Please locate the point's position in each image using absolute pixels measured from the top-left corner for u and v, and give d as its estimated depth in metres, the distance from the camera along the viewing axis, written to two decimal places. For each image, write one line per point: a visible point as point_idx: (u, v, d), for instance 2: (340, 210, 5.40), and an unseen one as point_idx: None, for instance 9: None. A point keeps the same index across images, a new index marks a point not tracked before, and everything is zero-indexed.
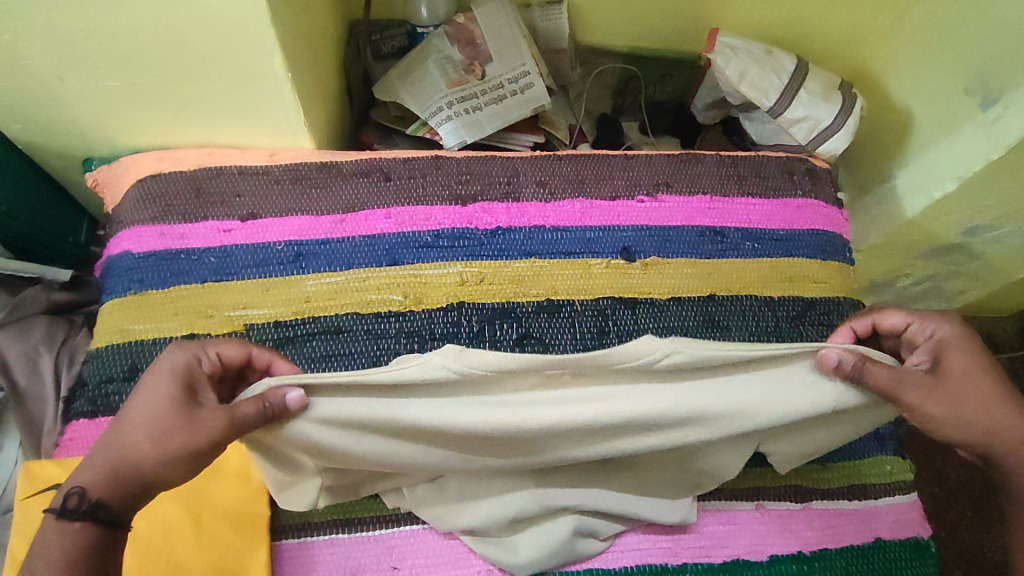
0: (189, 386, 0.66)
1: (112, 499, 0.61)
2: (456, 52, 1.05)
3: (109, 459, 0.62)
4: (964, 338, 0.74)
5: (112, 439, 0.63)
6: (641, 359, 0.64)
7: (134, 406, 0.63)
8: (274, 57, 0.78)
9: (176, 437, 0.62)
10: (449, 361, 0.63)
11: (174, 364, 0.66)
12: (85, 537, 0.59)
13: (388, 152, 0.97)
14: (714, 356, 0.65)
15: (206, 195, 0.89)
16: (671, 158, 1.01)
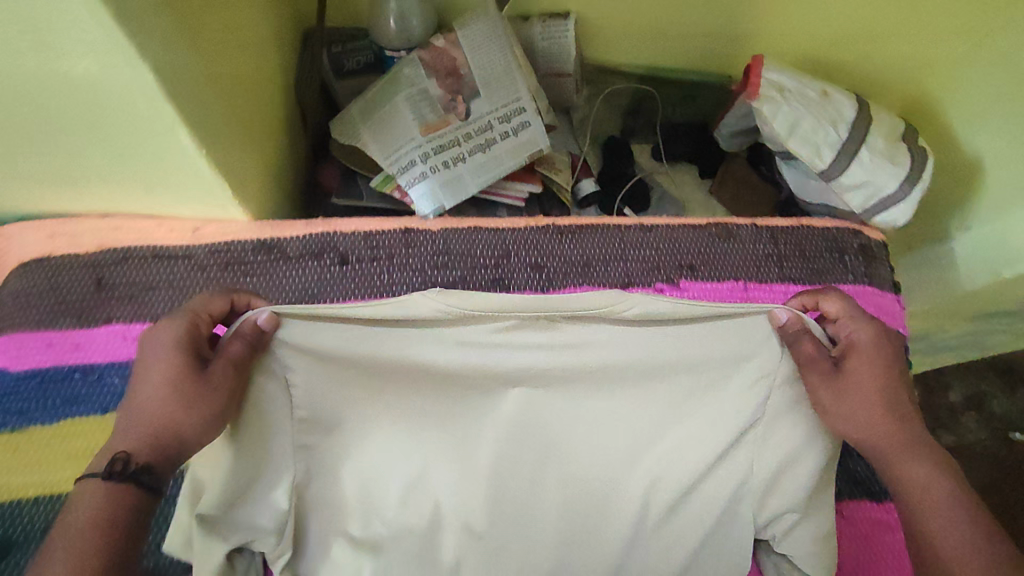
0: (190, 337, 0.54)
1: (148, 478, 0.50)
2: (434, 85, 0.83)
3: (130, 431, 0.51)
4: (890, 351, 0.57)
5: (129, 412, 0.52)
6: (629, 308, 0.56)
7: (147, 359, 0.53)
8: (181, 135, 0.57)
9: (193, 397, 0.52)
10: (439, 304, 0.55)
11: (168, 327, 0.54)
12: (122, 507, 0.48)
13: (345, 221, 0.77)
14: (682, 310, 0.56)
15: (111, 287, 0.70)
16: (697, 229, 0.82)
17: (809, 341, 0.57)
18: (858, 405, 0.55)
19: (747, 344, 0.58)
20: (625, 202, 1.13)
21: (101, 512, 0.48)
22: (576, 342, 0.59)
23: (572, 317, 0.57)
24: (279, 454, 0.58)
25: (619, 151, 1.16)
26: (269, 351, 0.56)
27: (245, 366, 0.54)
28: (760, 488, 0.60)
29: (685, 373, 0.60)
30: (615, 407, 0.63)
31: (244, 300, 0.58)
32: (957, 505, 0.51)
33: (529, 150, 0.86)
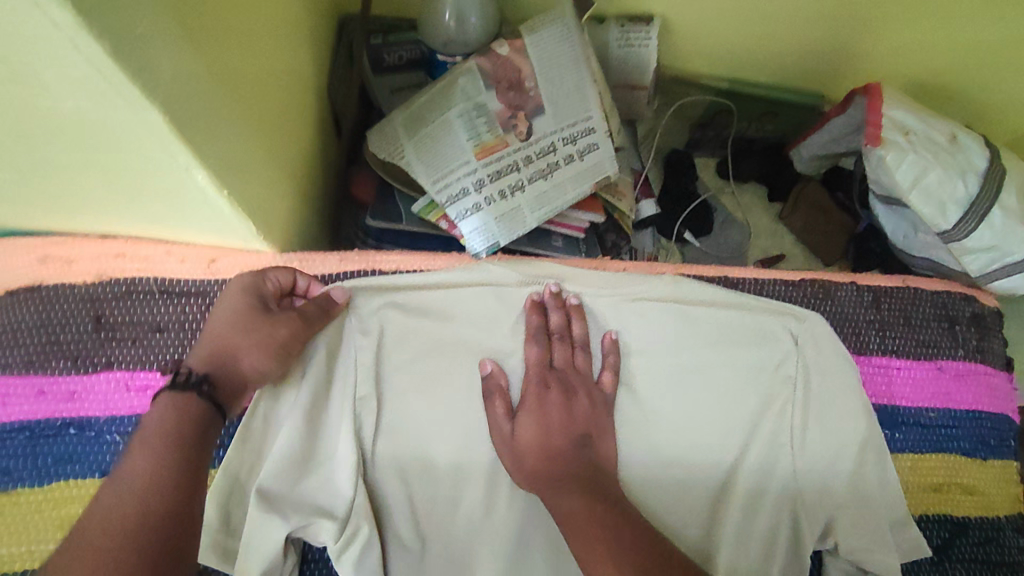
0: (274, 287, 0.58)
1: (209, 395, 0.51)
2: (494, 99, 0.71)
3: (200, 353, 0.53)
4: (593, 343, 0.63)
5: (203, 338, 0.54)
6: (631, 292, 0.65)
7: (224, 297, 0.56)
8: (195, 175, 0.46)
9: (264, 340, 0.55)
10: (501, 271, 0.65)
11: (243, 279, 0.57)
12: (185, 418, 0.50)
13: (383, 257, 0.66)
14: (716, 293, 0.67)
15: (112, 327, 0.60)
16: (788, 286, 0.70)
17: (500, 403, 0.60)
18: (532, 426, 0.59)
19: (762, 331, 0.67)
20: (686, 225, 1.02)
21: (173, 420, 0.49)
22: (637, 332, 0.65)
23: (593, 287, 0.65)
24: (334, 418, 0.59)
25: (681, 167, 1.04)
26: (351, 318, 0.61)
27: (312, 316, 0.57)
28: (831, 461, 0.64)
29: (725, 362, 0.66)
30: (680, 421, 0.64)
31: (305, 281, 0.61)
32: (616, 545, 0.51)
33: (595, 178, 0.74)
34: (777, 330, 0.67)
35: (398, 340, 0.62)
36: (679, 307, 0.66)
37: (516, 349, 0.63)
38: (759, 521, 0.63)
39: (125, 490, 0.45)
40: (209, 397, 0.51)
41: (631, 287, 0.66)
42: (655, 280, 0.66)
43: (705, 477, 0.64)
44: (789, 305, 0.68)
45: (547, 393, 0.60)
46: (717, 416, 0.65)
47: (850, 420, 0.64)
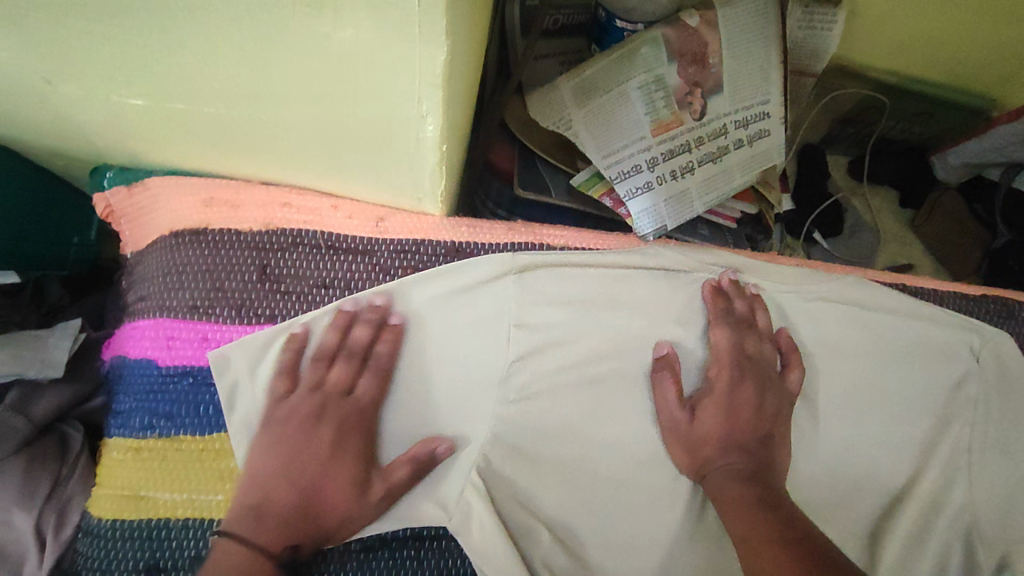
0: (315, 387, 0.56)
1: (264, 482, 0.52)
2: (673, 72, 0.66)
3: (267, 517, 0.51)
4: (772, 340, 0.60)
5: (292, 493, 0.52)
6: (814, 291, 0.62)
7: (317, 442, 0.53)
8: (426, 124, 0.43)
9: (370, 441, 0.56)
10: (675, 257, 0.62)
11: (336, 404, 0.55)
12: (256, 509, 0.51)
13: (549, 232, 0.62)
14: (898, 301, 0.63)
15: (277, 278, 0.57)
16: (966, 300, 0.65)
17: (671, 386, 0.58)
18: (712, 418, 0.56)
19: (943, 343, 0.62)
20: (816, 225, 0.96)
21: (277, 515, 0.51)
22: (815, 332, 0.62)
23: (773, 280, 0.63)
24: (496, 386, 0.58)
25: (817, 163, 0.99)
26: (524, 287, 0.59)
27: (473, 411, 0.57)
28: (1007, 486, 0.60)
29: (904, 372, 0.62)
30: (856, 432, 0.60)
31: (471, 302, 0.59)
32: (774, 537, 0.48)
33: (765, 165, 0.69)
34: (959, 345, 0.62)
35: (567, 313, 0.59)
36: (860, 311, 0.62)
37: (689, 336, 0.60)
38: (926, 545, 0.60)
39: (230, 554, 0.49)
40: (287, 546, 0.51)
41: (810, 287, 0.62)
42: (839, 280, 0.62)
43: (873, 492, 0.61)
44: (976, 321, 0.63)
45: (739, 382, 0.57)
46: (893, 429, 0.61)
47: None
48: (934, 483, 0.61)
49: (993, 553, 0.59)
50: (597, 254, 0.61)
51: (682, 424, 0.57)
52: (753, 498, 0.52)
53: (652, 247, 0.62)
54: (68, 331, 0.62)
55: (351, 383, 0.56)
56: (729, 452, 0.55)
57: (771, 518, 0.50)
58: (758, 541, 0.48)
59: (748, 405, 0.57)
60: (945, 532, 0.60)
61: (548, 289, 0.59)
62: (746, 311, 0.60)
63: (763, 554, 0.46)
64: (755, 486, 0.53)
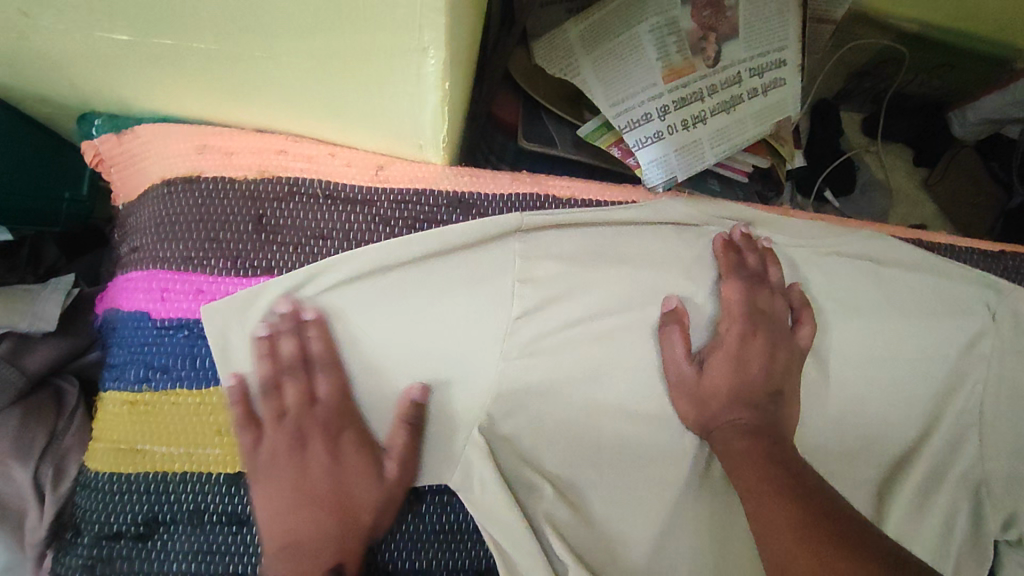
0: (310, 401, 0.53)
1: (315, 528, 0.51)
2: (687, 16, 0.63)
3: (302, 555, 0.50)
4: (784, 296, 0.59)
5: (294, 525, 0.51)
6: (828, 245, 0.60)
7: (314, 471, 0.52)
8: (427, 58, 0.40)
9: (315, 468, 0.52)
10: (685, 209, 0.60)
11: (315, 438, 0.52)
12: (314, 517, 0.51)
13: (556, 183, 0.60)
14: (915, 258, 0.61)
15: (273, 229, 0.55)
16: (983, 256, 0.63)
17: (680, 341, 0.56)
18: (721, 372, 0.55)
19: (956, 299, 0.61)
20: (827, 183, 0.94)
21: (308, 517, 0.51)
22: (828, 288, 0.60)
23: (786, 234, 0.61)
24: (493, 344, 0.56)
25: (830, 119, 0.96)
26: (529, 240, 0.57)
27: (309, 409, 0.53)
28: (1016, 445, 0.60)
29: (918, 330, 0.60)
30: (868, 390, 0.59)
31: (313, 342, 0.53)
32: (778, 491, 0.47)
33: (780, 116, 0.67)
34: (976, 302, 0.61)
35: (569, 267, 0.57)
36: (875, 266, 0.60)
37: (699, 291, 0.58)
38: (934, 502, 0.59)
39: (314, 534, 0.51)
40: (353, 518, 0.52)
41: (824, 240, 0.60)
42: (853, 234, 0.61)
43: (883, 450, 0.60)
44: (994, 278, 0.62)
45: (749, 337, 0.56)
46: (906, 387, 0.59)
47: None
48: (945, 442, 0.60)
49: (1001, 511, 0.59)
50: (604, 206, 0.59)
51: (688, 376, 0.55)
52: (760, 451, 0.51)
53: (661, 199, 0.60)
54: (61, 286, 0.60)
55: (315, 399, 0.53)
56: (741, 406, 0.54)
57: (778, 471, 0.49)
58: (764, 493, 0.47)
59: (756, 362, 0.56)
60: (953, 489, 0.59)
61: (555, 241, 0.57)
62: (757, 266, 0.58)
63: (768, 507, 0.46)
64: (763, 440, 0.52)
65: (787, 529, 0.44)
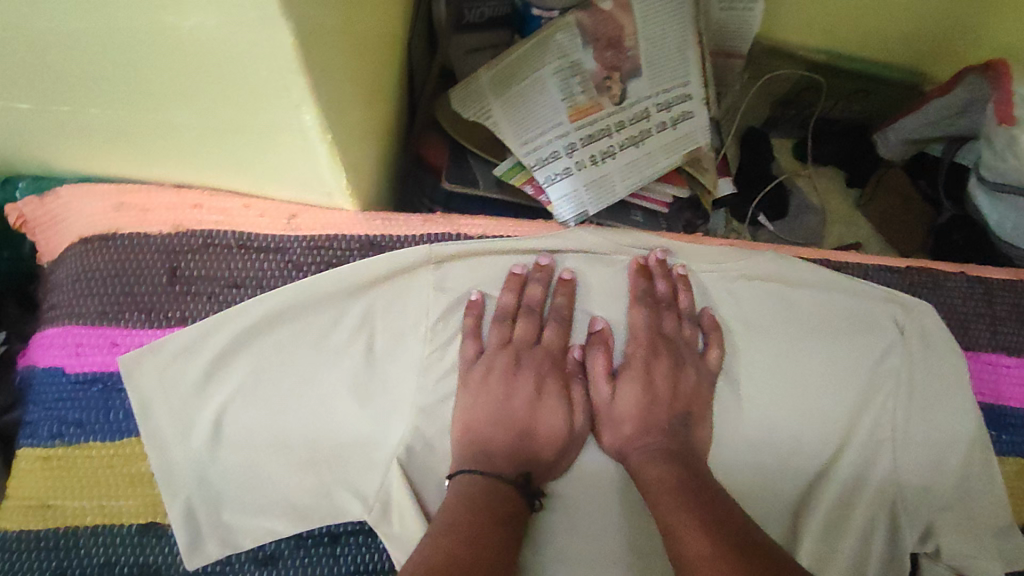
0: (535, 337, 0.57)
1: (506, 451, 0.54)
2: (590, 58, 0.66)
3: (495, 457, 0.54)
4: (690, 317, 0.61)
5: (486, 431, 0.55)
6: (735, 270, 0.63)
7: (517, 394, 0.56)
8: (304, 114, 0.42)
9: (548, 403, 0.56)
10: (590, 238, 0.61)
11: (541, 364, 0.57)
12: (548, 446, 0.56)
13: (469, 222, 0.62)
14: (815, 279, 0.63)
15: (187, 280, 0.57)
16: (890, 272, 0.65)
17: (602, 358, 0.58)
18: (633, 394, 0.57)
19: (859, 317, 0.62)
20: (761, 208, 0.97)
21: (554, 446, 0.56)
22: (735, 308, 0.62)
23: (692, 260, 0.63)
24: (404, 381, 0.56)
25: (759, 146, 0.99)
26: (442, 274, 0.58)
27: (560, 349, 0.58)
28: (931, 460, 0.60)
29: (824, 351, 0.61)
30: (781, 411, 0.60)
31: (532, 292, 0.58)
32: (694, 509, 0.48)
33: (691, 147, 0.69)
34: (884, 318, 0.62)
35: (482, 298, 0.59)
36: (782, 288, 0.62)
37: (610, 321, 0.60)
38: (853, 516, 0.59)
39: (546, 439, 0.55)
40: (543, 463, 0.55)
41: (730, 265, 0.62)
42: (759, 256, 0.62)
43: (802, 470, 0.60)
44: (901, 295, 0.63)
45: (654, 360, 0.58)
46: (821, 406, 0.60)
47: (960, 419, 0.61)
48: (861, 459, 0.60)
49: (920, 527, 0.59)
50: (506, 239, 0.60)
51: (603, 400, 0.58)
52: (669, 475, 0.52)
53: (566, 229, 0.61)
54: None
55: (536, 337, 0.57)
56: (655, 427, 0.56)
57: (687, 486, 0.50)
58: (669, 514, 0.48)
59: (667, 380, 0.58)
60: (871, 507, 0.59)
61: (465, 274, 0.59)
62: (665, 290, 0.60)
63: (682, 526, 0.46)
64: (673, 462, 0.53)
65: (686, 551, 0.44)
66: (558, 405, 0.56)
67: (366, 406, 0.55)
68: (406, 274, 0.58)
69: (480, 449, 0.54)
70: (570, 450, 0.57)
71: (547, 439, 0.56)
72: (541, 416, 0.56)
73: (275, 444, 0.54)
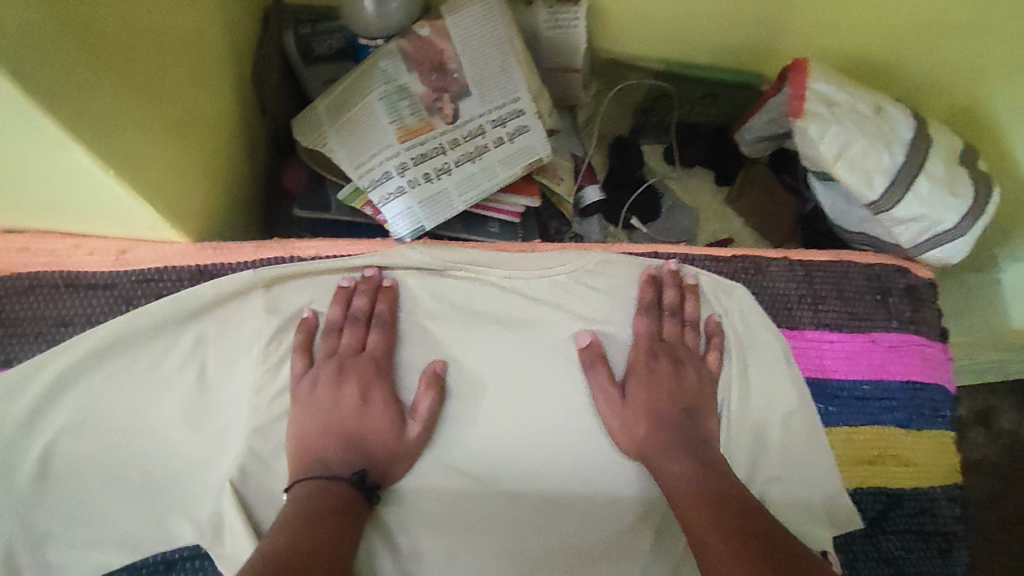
0: (358, 345, 0.59)
1: (338, 457, 0.55)
2: (416, 82, 0.69)
3: (327, 463, 0.55)
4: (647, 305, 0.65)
5: (319, 442, 0.56)
6: (562, 273, 0.65)
7: (341, 403, 0.57)
8: (73, 157, 0.43)
9: (376, 407, 0.57)
10: (420, 255, 0.63)
11: (365, 369, 0.58)
12: (381, 448, 0.56)
13: (303, 243, 0.63)
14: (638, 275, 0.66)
15: (14, 323, 0.58)
16: (716, 262, 0.69)
17: (426, 399, 0.58)
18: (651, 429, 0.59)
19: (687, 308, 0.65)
20: (633, 211, 1.01)
21: (387, 446, 0.57)
22: (565, 306, 0.65)
23: (524, 267, 0.65)
24: (236, 406, 0.57)
25: (629, 153, 1.03)
26: (273, 296, 0.60)
27: (386, 353, 0.60)
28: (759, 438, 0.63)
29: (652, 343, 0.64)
30: None
31: (356, 302, 0.60)
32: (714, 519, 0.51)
33: (529, 159, 0.72)
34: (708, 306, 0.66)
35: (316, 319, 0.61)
36: (610, 286, 0.65)
37: (442, 330, 0.62)
38: None
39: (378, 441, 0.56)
40: (382, 464, 0.56)
41: (558, 269, 0.65)
42: (586, 259, 0.66)
43: None
44: (723, 282, 0.67)
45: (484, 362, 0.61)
46: None
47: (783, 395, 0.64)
48: None
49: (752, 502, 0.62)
50: (338, 259, 0.62)
51: (428, 410, 0.58)
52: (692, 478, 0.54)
53: (399, 246, 0.64)
54: None
55: (360, 343, 0.59)
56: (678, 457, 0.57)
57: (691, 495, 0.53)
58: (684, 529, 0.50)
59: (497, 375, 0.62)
60: None
61: (295, 294, 0.61)
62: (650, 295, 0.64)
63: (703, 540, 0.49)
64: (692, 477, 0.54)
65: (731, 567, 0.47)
66: (385, 408, 0.57)
67: (197, 433, 0.56)
68: (236, 302, 0.59)
69: (311, 458, 0.55)
70: (407, 454, 0.57)
71: (378, 440, 0.56)
72: (369, 421, 0.57)
73: (103, 479, 0.55)
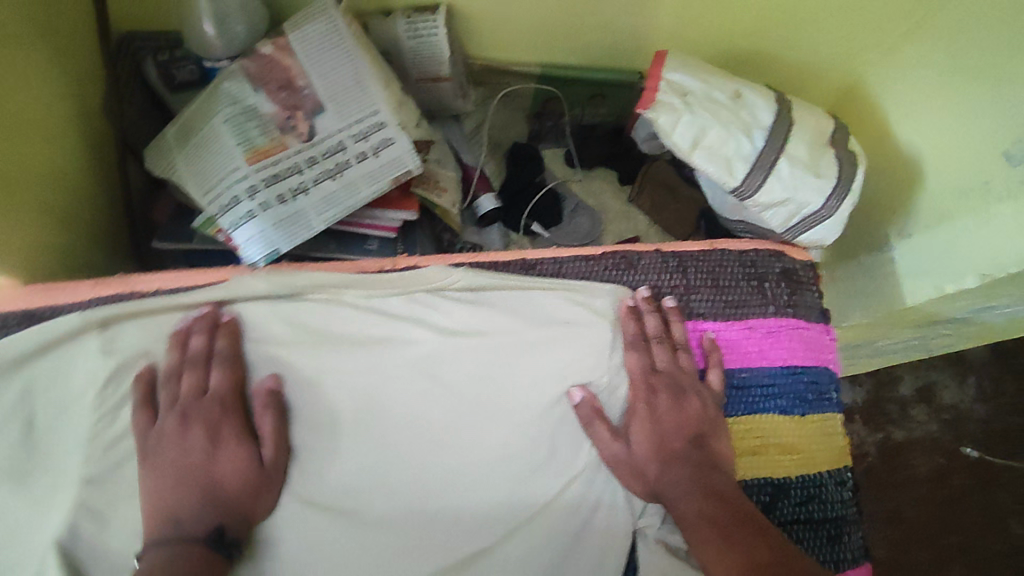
0: (201, 387, 0.56)
1: (189, 513, 0.52)
2: (266, 101, 0.68)
3: (182, 523, 0.52)
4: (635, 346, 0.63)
5: (168, 497, 0.52)
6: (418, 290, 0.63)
7: (186, 452, 0.53)
8: None
9: (224, 451, 0.54)
10: (265, 282, 0.60)
11: (210, 413, 0.55)
12: (242, 492, 0.54)
13: (143, 278, 0.60)
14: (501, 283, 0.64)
15: None
16: (588, 262, 0.67)
17: (269, 417, 0.56)
18: (643, 436, 0.60)
19: (551, 313, 0.63)
20: (532, 217, 0.99)
21: (246, 488, 0.54)
22: (424, 323, 0.62)
23: (378, 285, 0.63)
24: (67, 456, 0.54)
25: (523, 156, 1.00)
26: (107, 337, 0.56)
27: (235, 392, 0.56)
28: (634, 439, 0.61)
29: (517, 352, 0.62)
30: (479, 416, 0.60)
31: (196, 342, 0.57)
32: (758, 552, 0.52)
33: (394, 172, 0.70)
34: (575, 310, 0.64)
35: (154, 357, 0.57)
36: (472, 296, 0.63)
37: (292, 357, 0.59)
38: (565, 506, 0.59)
39: (234, 486, 0.54)
40: (248, 506, 0.54)
41: (414, 283, 0.63)
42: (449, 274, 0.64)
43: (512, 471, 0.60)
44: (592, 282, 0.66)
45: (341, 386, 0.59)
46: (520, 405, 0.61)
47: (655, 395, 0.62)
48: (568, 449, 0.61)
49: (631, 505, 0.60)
50: (177, 294, 0.59)
51: (273, 432, 0.56)
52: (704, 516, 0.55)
53: (245, 274, 0.61)
54: None
55: (204, 385, 0.56)
56: (665, 472, 0.58)
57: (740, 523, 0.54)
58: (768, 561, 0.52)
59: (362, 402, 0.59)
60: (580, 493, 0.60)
61: (128, 337, 0.57)
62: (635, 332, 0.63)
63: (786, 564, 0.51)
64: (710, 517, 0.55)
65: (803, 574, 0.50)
66: (238, 450, 0.55)
67: (23, 488, 0.53)
68: (62, 347, 0.56)
69: (161, 518, 0.52)
70: (269, 492, 0.55)
71: (235, 485, 0.54)
72: (220, 467, 0.54)
73: None
